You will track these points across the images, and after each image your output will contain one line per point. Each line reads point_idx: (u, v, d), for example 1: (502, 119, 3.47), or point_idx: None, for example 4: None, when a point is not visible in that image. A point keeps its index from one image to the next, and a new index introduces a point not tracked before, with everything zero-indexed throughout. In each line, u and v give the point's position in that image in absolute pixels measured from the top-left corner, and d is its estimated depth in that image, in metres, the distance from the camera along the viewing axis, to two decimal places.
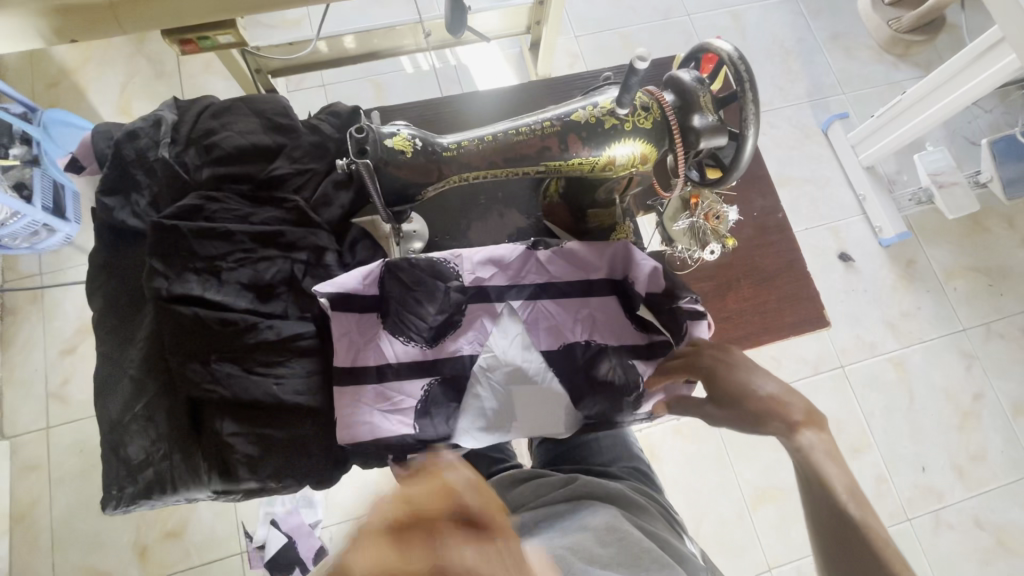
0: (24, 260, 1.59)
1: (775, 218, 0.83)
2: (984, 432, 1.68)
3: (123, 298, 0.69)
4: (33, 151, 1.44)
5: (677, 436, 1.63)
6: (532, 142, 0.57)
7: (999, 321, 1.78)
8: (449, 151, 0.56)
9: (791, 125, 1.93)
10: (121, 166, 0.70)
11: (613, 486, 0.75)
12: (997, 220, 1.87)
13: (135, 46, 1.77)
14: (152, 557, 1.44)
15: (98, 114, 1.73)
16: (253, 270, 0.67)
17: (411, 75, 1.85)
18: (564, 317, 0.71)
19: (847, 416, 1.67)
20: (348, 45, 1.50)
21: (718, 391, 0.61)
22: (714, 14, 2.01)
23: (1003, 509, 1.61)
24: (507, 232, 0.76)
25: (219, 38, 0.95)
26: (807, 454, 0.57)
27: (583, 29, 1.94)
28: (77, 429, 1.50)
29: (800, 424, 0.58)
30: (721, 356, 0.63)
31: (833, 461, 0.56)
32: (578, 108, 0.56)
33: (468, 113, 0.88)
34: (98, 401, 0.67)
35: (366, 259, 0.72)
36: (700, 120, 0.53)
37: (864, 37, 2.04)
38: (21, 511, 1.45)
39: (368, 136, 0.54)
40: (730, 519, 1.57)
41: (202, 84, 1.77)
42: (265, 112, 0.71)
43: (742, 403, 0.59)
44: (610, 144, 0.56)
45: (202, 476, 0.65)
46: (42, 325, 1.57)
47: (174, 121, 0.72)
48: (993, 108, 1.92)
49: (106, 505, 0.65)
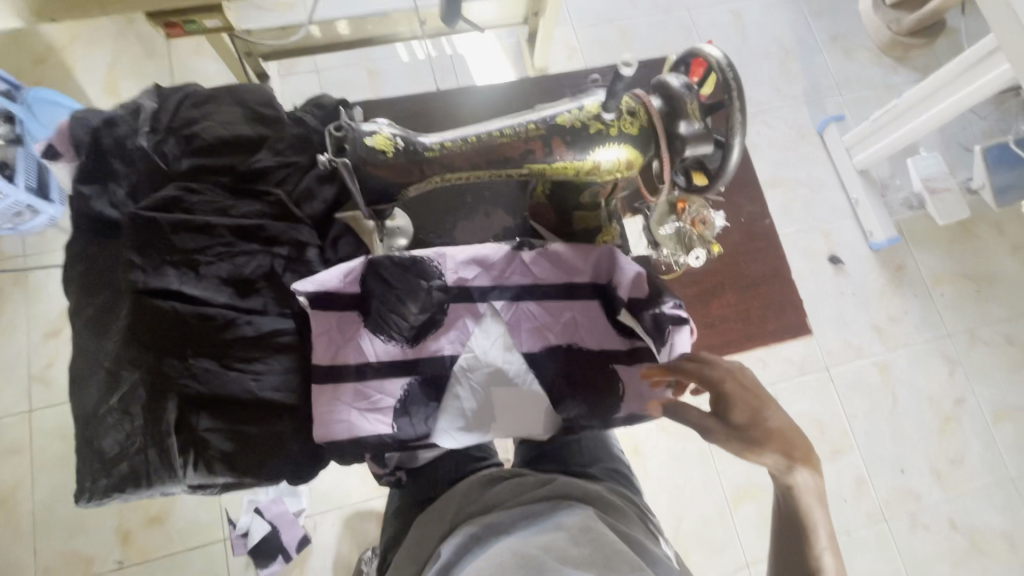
0: (7, 240, 1.57)
1: (763, 225, 0.82)
2: (963, 437, 1.70)
3: (99, 290, 0.68)
4: (15, 130, 1.41)
5: (662, 433, 1.64)
6: (516, 145, 0.56)
7: (984, 327, 1.80)
8: (431, 151, 0.55)
9: (787, 125, 1.92)
10: (99, 155, 0.69)
11: (591, 488, 0.75)
12: (987, 227, 1.88)
13: (123, 25, 1.73)
14: (134, 542, 1.44)
15: (84, 93, 1.69)
16: (232, 264, 0.67)
17: (406, 63, 1.82)
18: (547, 319, 0.70)
19: (830, 418, 1.68)
20: (341, 31, 1.47)
21: (726, 408, 0.61)
22: (715, 10, 1.99)
23: (978, 513, 1.64)
24: (492, 232, 0.75)
25: (205, 22, 0.93)
26: (801, 493, 0.59)
27: (581, 21, 1.92)
28: (60, 414, 1.49)
29: (801, 464, 0.58)
30: (736, 374, 0.62)
31: (822, 508, 0.59)
32: (564, 110, 0.55)
33: (457, 108, 0.86)
34: (73, 393, 0.66)
35: (348, 255, 0.71)
36: (686, 127, 0.53)
37: (863, 38, 2.03)
38: (1, 494, 1.44)
39: (347, 134, 0.54)
40: (711, 516, 1.59)
41: (191, 65, 1.73)
42: (248, 103, 0.70)
43: (748, 428, 0.59)
44: (594, 148, 0.55)
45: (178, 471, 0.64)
46: (25, 307, 1.55)
47: (154, 110, 0.70)
48: (989, 114, 1.92)
49: (80, 497, 0.64)
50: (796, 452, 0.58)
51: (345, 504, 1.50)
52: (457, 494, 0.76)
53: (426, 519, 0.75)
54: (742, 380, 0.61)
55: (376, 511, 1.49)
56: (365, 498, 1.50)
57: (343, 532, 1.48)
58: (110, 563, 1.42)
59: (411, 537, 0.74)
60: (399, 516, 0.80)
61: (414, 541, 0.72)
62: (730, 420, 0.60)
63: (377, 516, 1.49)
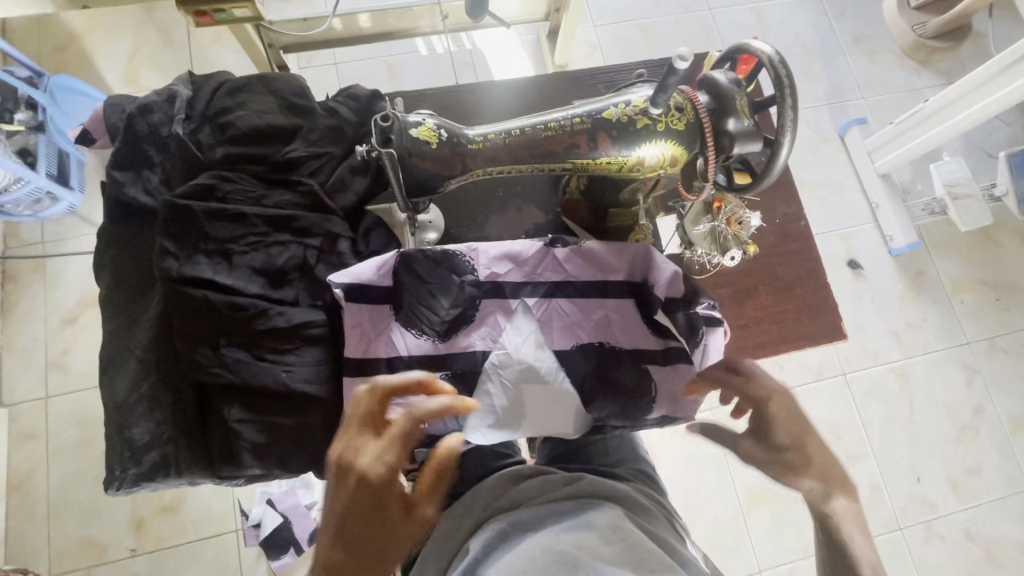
0: (27, 227, 1.57)
1: (798, 227, 0.81)
2: (981, 446, 1.68)
3: (132, 278, 0.68)
4: (37, 116, 1.42)
5: (675, 435, 1.63)
6: (560, 139, 0.55)
7: (1003, 336, 1.78)
8: (474, 144, 0.55)
9: (808, 127, 1.90)
10: (134, 141, 0.68)
11: (619, 487, 0.74)
12: (1010, 235, 1.85)
13: (145, 14, 1.73)
14: (148, 530, 1.44)
15: (104, 82, 1.69)
16: (264, 254, 0.66)
17: (425, 58, 1.81)
18: (576, 317, 0.69)
19: (846, 424, 1.67)
20: (363, 24, 1.46)
21: (766, 427, 0.62)
22: (737, 9, 1.97)
23: (995, 523, 1.63)
24: (524, 228, 0.74)
25: (235, 11, 0.93)
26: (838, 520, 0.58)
27: (602, 19, 1.90)
28: (77, 401, 1.50)
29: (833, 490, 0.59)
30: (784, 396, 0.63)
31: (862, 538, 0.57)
32: (610, 105, 0.55)
33: (488, 103, 0.86)
34: (104, 379, 0.66)
35: (380, 248, 0.70)
36: (734, 124, 0.52)
37: (887, 41, 2.00)
38: (18, 479, 1.45)
39: (394, 125, 0.52)
40: (723, 519, 1.58)
41: (211, 56, 1.73)
42: (282, 92, 0.69)
43: (788, 452, 0.61)
44: (639, 144, 0.54)
45: (207, 460, 0.64)
46: (43, 294, 1.55)
47: (188, 97, 0.70)
48: (1014, 120, 1.89)
49: (109, 485, 0.64)
50: (834, 480, 0.60)
51: None
52: (483, 490, 0.76)
53: (451, 516, 0.74)
54: (788, 403, 0.62)
55: None
56: None
57: None
58: (124, 550, 1.43)
59: (437, 534, 0.73)
60: None
61: (441, 535, 0.72)
62: (771, 440, 0.61)
63: None
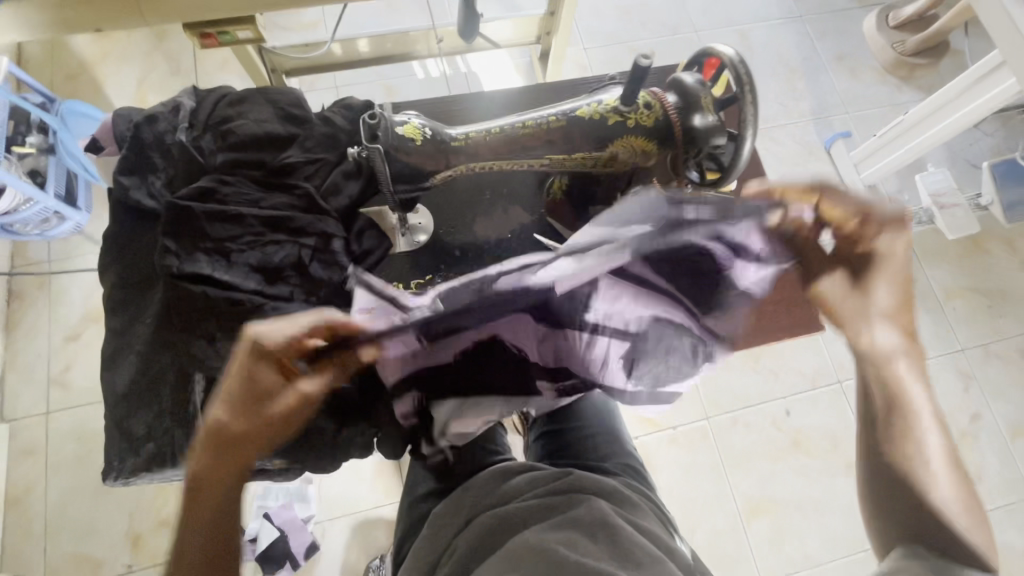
0: (35, 247, 1.62)
1: None
2: (981, 452, 1.68)
3: (134, 278, 0.71)
4: (48, 140, 1.47)
5: (672, 445, 1.63)
6: (539, 136, 0.59)
7: (997, 342, 1.79)
8: (457, 141, 0.59)
9: (794, 141, 1.95)
10: (140, 149, 0.72)
11: (606, 482, 0.76)
12: (998, 243, 1.88)
13: (155, 43, 1.81)
14: (144, 546, 1.44)
15: (114, 107, 1.76)
16: (261, 253, 0.69)
17: (423, 81, 1.88)
18: (606, 322, 0.65)
19: (843, 431, 1.67)
20: (362, 48, 1.53)
21: (871, 279, 0.60)
22: (722, 31, 2.05)
23: (999, 532, 1.61)
24: (510, 227, 0.77)
25: (238, 34, 0.98)
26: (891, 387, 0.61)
27: (592, 42, 1.98)
28: (78, 415, 1.52)
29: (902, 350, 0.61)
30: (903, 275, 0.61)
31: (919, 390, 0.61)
32: (583, 105, 0.59)
33: (477, 112, 0.90)
34: (104, 374, 0.68)
35: (371, 248, 0.74)
36: (699, 121, 0.56)
37: (868, 58, 2.08)
38: (16, 495, 1.46)
39: (381, 123, 0.56)
40: (723, 531, 1.57)
41: (217, 82, 1.80)
42: (280, 103, 0.74)
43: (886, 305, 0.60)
44: (612, 141, 0.58)
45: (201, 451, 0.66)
46: (48, 311, 1.59)
47: (192, 108, 0.74)
48: (995, 132, 1.94)
49: (105, 476, 0.66)
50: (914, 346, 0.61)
51: (354, 510, 1.50)
52: (475, 483, 0.78)
53: (442, 512, 0.76)
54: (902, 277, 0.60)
55: (384, 519, 1.49)
56: (374, 505, 1.50)
57: (352, 538, 1.48)
58: (119, 567, 1.42)
59: (428, 530, 0.75)
60: (415, 509, 0.82)
61: (433, 527, 0.74)
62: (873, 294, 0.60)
63: (386, 523, 1.49)
